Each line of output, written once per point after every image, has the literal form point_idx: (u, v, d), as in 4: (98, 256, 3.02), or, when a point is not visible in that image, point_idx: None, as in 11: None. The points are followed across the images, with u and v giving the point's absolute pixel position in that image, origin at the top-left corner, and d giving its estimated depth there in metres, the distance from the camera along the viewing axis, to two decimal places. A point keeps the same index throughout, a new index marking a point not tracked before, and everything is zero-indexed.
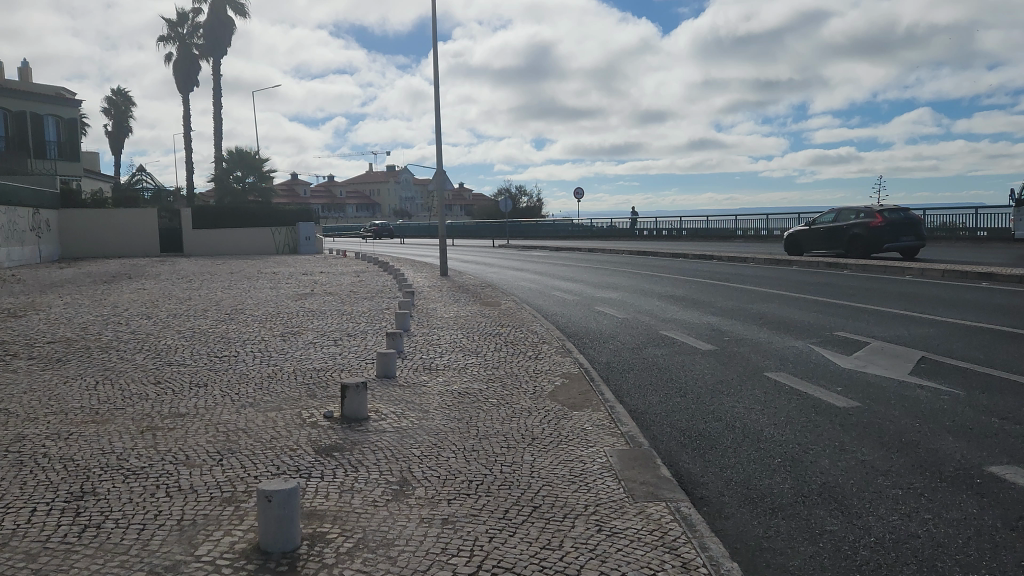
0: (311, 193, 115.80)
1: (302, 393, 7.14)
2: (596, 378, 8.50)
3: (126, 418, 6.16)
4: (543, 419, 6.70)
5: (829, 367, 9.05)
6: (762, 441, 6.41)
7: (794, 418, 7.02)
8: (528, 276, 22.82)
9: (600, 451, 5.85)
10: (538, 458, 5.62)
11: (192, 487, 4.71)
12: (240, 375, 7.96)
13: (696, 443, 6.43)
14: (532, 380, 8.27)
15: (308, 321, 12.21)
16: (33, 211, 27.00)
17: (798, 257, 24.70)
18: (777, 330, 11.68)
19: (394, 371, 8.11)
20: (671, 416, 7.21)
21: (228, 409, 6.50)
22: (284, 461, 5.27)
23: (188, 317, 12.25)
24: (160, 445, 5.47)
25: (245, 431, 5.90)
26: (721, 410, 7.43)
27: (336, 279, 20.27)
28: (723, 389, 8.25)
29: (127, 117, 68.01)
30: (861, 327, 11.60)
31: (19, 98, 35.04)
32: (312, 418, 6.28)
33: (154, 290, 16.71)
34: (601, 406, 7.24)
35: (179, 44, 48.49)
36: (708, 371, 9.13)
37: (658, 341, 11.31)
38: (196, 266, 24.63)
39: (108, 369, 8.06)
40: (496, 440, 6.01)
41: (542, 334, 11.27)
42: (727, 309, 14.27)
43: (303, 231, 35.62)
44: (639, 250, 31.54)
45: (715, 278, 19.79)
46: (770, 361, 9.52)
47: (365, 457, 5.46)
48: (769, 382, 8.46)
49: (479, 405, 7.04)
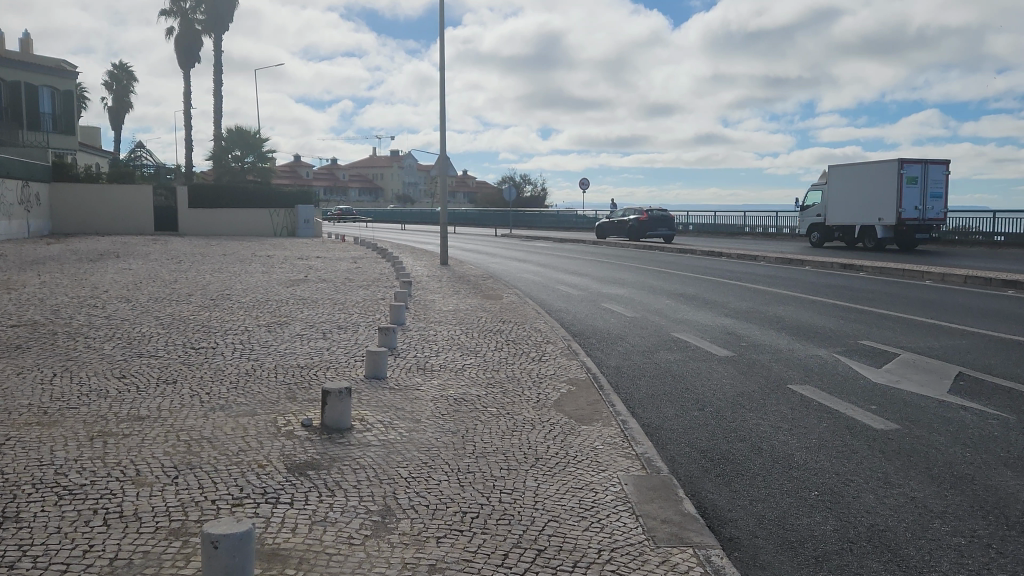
0: (313, 175, 115.02)
1: (280, 396, 6.42)
2: (604, 385, 7.80)
3: (76, 419, 5.43)
4: (548, 435, 5.97)
5: (858, 381, 8.33)
6: (794, 468, 5.69)
7: (827, 440, 6.32)
8: (531, 268, 22.07)
9: (613, 478, 5.13)
10: (543, 484, 4.91)
11: (136, 514, 3.98)
12: (214, 371, 7.24)
13: (720, 467, 5.72)
14: (536, 387, 7.54)
15: (297, 310, 11.49)
16: (23, 184, 26.25)
17: (810, 257, 23.94)
18: (797, 336, 10.95)
19: (384, 372, 7.39)
20: (689, 435, 6.50)
21: (194, 413, 5.77)
22: (250, 481, 4.54)
23: (170, 302, 11.55)
24: (107, 457, 4.73)
25: (208, 442, 5.16)
26: (744, 428, 6.71)
27: (334, 265, 19.55)
28: (745, 403, 7.52)
29: (128, 92, 67.08)
30: (886, 337, 10.88)
31: (14, 69, 34.28)
32: (287, 427, 5.56)
33: (141, 270, 16.02)
34: (613, 420, 6.53)
35: (181, 19, 47.54)
36: (726, 381, 8.41)
37: (670, 345, 10.59)
38: (190, 247, 23.92)
39: (70, 360, 7.32)
40: (496, 460, 5.30)
41: (545, 333, 10.56)
42: (740, 311, 13.55)
43: (302, 213, 34.72)
44: (645, 245, 30.74)
45: (726, 276, 19.04)
46: (794, 372, 8.80)
47: (344, 478, 4.73)
48: (794, 396, 7.74)
49: (477, 415, 6.32)
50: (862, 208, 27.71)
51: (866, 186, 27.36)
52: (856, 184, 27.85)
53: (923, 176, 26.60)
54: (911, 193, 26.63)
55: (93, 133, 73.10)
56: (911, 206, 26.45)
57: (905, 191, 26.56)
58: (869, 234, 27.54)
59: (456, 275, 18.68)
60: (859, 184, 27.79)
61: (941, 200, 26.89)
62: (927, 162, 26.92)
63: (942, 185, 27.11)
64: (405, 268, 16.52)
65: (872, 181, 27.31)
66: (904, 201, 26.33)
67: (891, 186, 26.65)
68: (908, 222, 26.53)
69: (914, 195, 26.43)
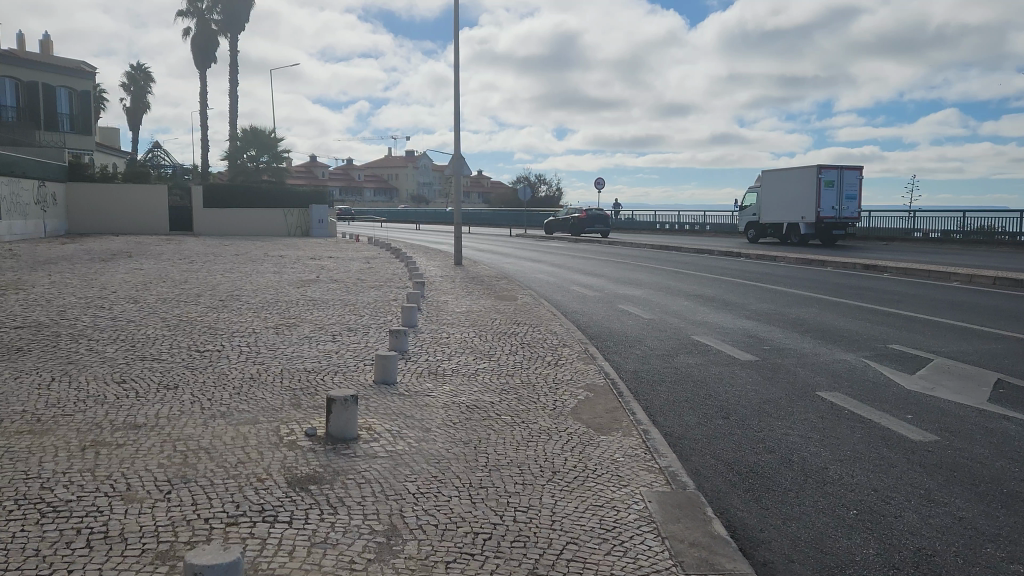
0: (329, 175, 115.35)
1: (285, 402, 6.14)
2: (622, 391, 7.46)
3: (69, 427, 5.17)
4: (566, 446, 5.64)
5: (889, 387, 7.93)
6: (827, 483, 5.33)
7: (862, 452, 5.94)
8: (546, 268, 21.74)
9: (635, 495, 4.78)
10: (560, 501, 4.58)
11: (122, 534, 3.70)
12: (218, 375, 6.98)
13: (748, 482, 5.36)
14: (552, 393, 7.21)
15: (307, 311, 11.22)
16: (38, 184, 26.29)
17: (832, 258, 23.44)
18: (822, 339, 10.54)
19: (394, 377, 7.09)
20: (715, 445, 6.15)
21: (192, 421, 5.50)
22: (247, 497, 4.25)
23: (178, 303, 11.33)
24: (98, 469, 4.46)
25: (205, 453, 4.88)
26: (772, 438, 6.34)
27: (346, 265, 19.33)
28: (771, 411, 7.14)
29: (144, 93, 67.44)
30: (916, 341, 10.44)
31: (31, 69, 34.46)
32: (290, 437, 5.27)
33: (151, 270, 15.86)
34: (633, 430, 6.18)
35: (197, 19, 47.67)
36: (751, 387, 8.03)
37: (690, 348, 10.22)
38: (203, 247, 23.82)
39: (70, 363, 7.09)
40: (511, 474, 4.98)
41: (561, 336, 10.23)
42: (761, 313, 13.14)
43: (317, 213, 34.76)
44: (662, 245, 30.28)
45: (746, 277, 18.60)
46: (821, 377, 8.40)
47: (347, 493, 4.43)
48: (823, 403, 7.36)
49: (489, 424, 6.00)
50: (787, 208, 30.41)
51: (790, 188, 29.96)
52: (784, 185, 30.44)
53: (839, 180, 29.13)
54: (829, 195, 29.26)
55: (111, 134, 73.61)
56: (828, 207, 29.06)
57: (823, 193, 29.22)
58: (795, 232, 30.21)
59: (470, 276, 18.39)
60: (785, 186, 30.41)
61: (856, 201, 29.41)
62: (843, 167, 29.32)
63: (858, 187, 29.63)
64: (418, 268, 16.26)
65: (795, 183, 29.91)
66: (822, 202, 29.00)
67: (811, 189, 29.17)
68: (825, 221, 29.21)
69: (831, 197, 29.05)
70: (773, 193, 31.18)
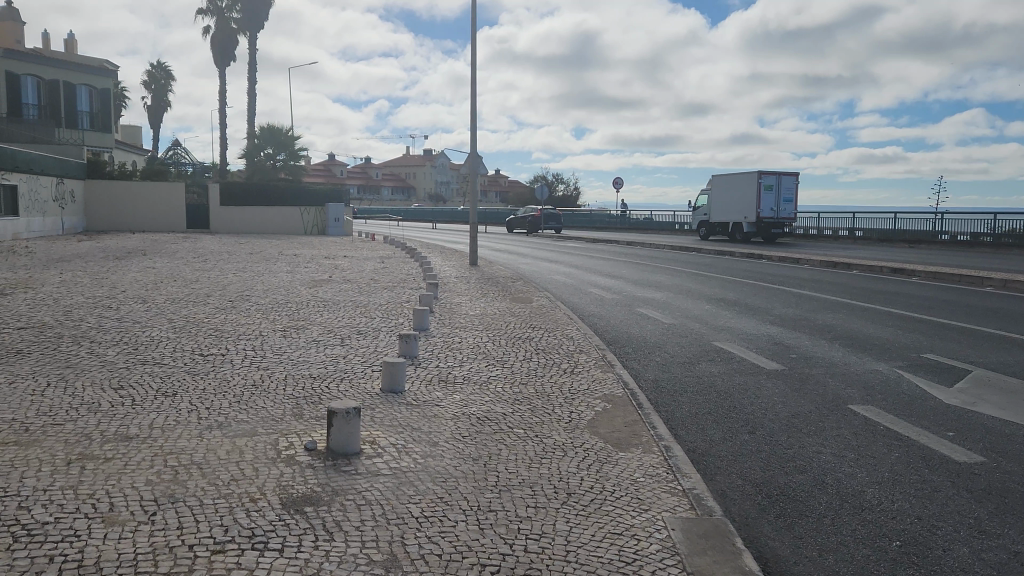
0: (347, 173, 115.75)
1: (286, 412, 5.83)
2: (641, 402, 7.10)
3: (56, 439, 4.88)
4: (582, 464, 5.28)
5: (925, 401, 7.49)
6: (866, 509, 4.92)
7: (901, 473, 5.54)
8: (563, 269, 21.34)
9: (657, 521, 4.41)
10: (575, 528, 4.23)
11: (98, 564, 3.40)
12: (220, 382, 6.69)
13: (780, 506, 4.97)
14: (569, 404, 6.84)
15: (317, 313, 10.94)
16: (57, 181, 26.34)
17: (857, 261, 22.85)
18: (851, 348, 10.09)
19: (402, 385, 6.78)
20: (742, 464, 5.76)
21: (189, 432, 5.21)
22: (237, 521, 3.93)
23: (187, 303, 11.10)
24: (81, 487, 4.17)
25: (199, 469, 4.58)
26: (802, 457, 5.94)
27: (360, 264, 19.10)
28: (801, 426, 6.74)
29: (165, 91, 67.83)
30: (952, 350, 9.96)
31: (53, 67, 34.65)
32: (289, 451, 4.97)
33: (164, 269, 15.71)
34: (655, 446, 5.80)
35: (216, 17, 47.79)
36: (778, 399, 7.63)
37: (712, 355, 9.80)
38: (219, 245, 23.72)
39: (68, 367, 6.83)
40: (522, 496, 4.62)
41: (578, 342, 9.86)
42: (785, 318, 12.69)
43: (332, 212, 34.55)
44: (681, 246, 29.76)
45: (768, 280, 18.09)
46: (852, 389, 7.97)
47: (346, 517, 4.11)
48: (855, 418, 6.94)
49: (501, 438, 5.65)
50: (732, 208, 33.67)
51: (735, 192, 33.34)
52: (730, 188, 33.64)
53: (778, 184, 32.40)
54: (768, 197, 32.41)
55: (133, 132, 74.16)
56: (768, 208, 32.34)
57: (762, 196, 32.40)
58: (739, 230, 33.54)
59: (485, 276, 18.07)
60: (730, 189, 33.62)
61: (793, 204, 32.66)
62: (782, 173, 32.58)
63: (795, 192, 32.90)
64: (432, 268, 15.98)
65: (739, 187, 33.14)
66: (761, 204, 32.22)
67: (753, 192, 32.45)
68: (765, 220, 32.49)
69: (770, 199, 32.31)
70: (720, 194, 34.40)
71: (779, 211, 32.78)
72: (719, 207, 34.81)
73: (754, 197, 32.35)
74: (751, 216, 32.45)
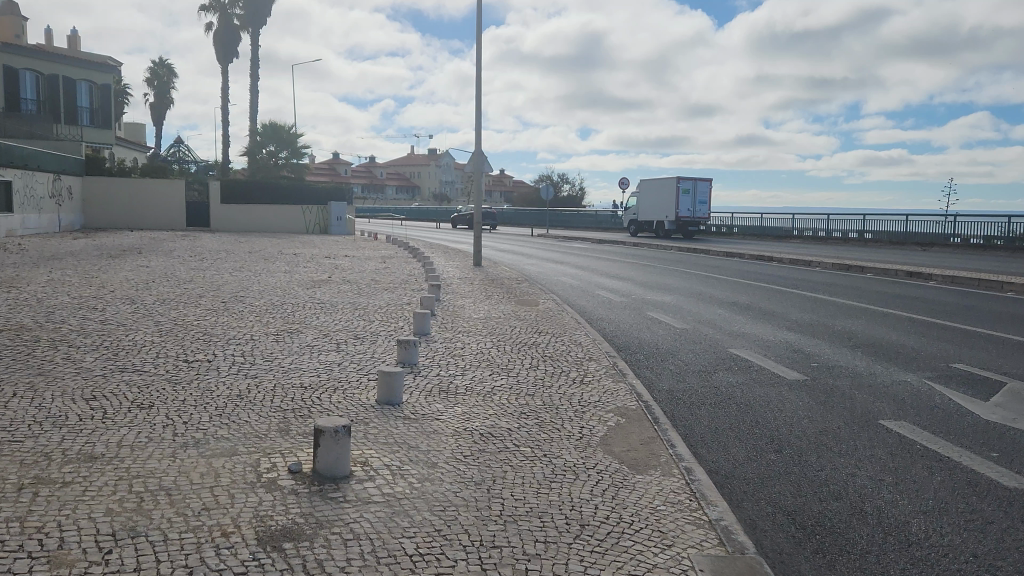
0: (351, 172, 115.56)
1: (272, 429, 5.32)
2: (656, 417, 6.59)
3: (11, 459, 4.38)
4: (597, 490, 4.76)
5: (961, 416, 6.98)
6: (915, 544, 4.40)
7: (947, 501, 5.02)
8: (569, 270, 20.82)
9: (685, 561, 3.88)
10: (593, 569, 3.71)
11: None
12: (202, 392, 6.19)
13: (819, 540, 4.44)
14: (579, 419, 6.33)
15: (313, 315, 10.46)
16: (54, 177, 25.92)
17: (870, 263, 22.29)
18: (874, 357, 9.57)
19: (399, 398, 6.28)
20: (771, 488, 5.24)
21: (160, 451, 4.70)
22: (204, 561, 3.43)
23: (177, 304, 10.63)
24: (28, 519, 3.66)
25: (167, 496, 4.08)
26: (835, 480, 5.43)
27: (361, 264, 18.63)
28: (831, 444, 6.23)
29: (167, 88, 67.50)
30: (982, 360, 9.43)
31: (51, 61, 34.30)
32: (271, 474, 4.47)
33: (157, 267, 15.25)
34: (675, 469, 5.28)
35: (219, 13, 47.35)
36: (802, 412, 7.12)
37: (729, 363, 9.28)
38: (219, 243, 23.26)
39: (38, 375, 6.33)
40: (531, 530, 4.10)
41: (587, 348, 9.36)
42: (801, 324, 12.19)
43: (335, 211, 34.12)
44: (689, 247, 29.23)
45: (781, 284, 17.56)
46: (881, 402, 7.45)
47: (330, 555, 3.60)
48: (888, 435, 6.42)
49: (505, 459, 5.15)
50: (656, 209, 38.72)
51: (658, 194, 38.31)
52: (654, 191, 38.59)
53: (693, 189, 37.54)
54: (685, 200, 37.52)
55: (136, 129, 73.85)
56: (684, 210, 37.55)
57: (681, 198, 37.43)
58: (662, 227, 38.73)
59: (490, 277, 17.59)
60: (655, 191, 38.47)
61: (706, 205, 37.88)
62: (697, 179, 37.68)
63: (709, 195, 38.13)
64: (434, 269, 15.52)
65: (662, 190, 38.02)
66: (679, 206, 37.31)
67: (671, 196, 37.46)
68: (683, 220, 37.64)
69: (687, 202, 37.46)
70: (646, 196, 39.27)
71: (694, 212, 37.94)
72: (646, 207, 39.74)
73: (674, 199, 37.21)
74: (671, 215, 37.40)
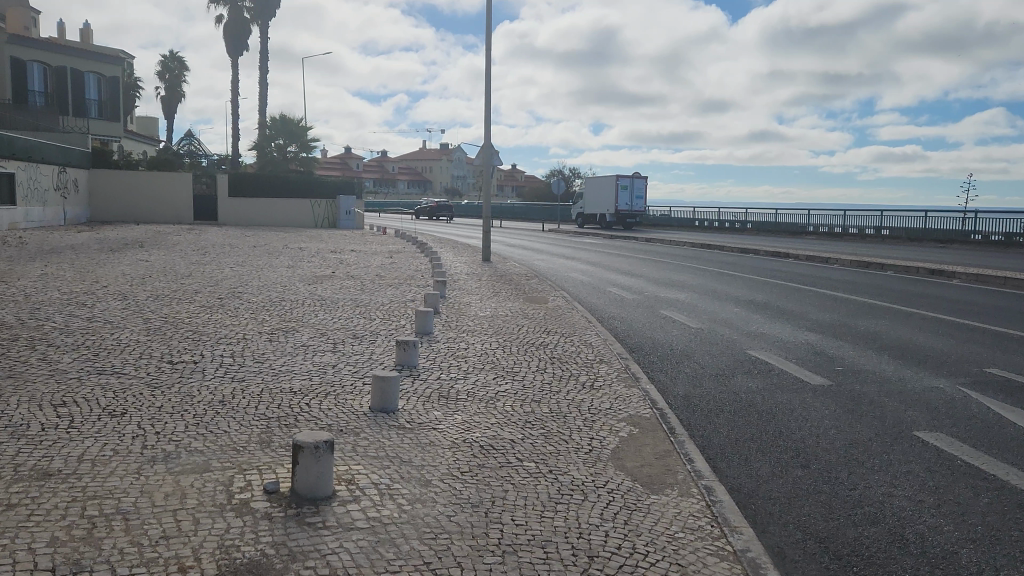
0: (363, 167, 115.56)
1: (252, 441, 4.87)
2: (672, 426, 6.09)
3: None
4: (606, 513, 4.27)
5: (1002, 428, 6.42)
6: None
7: (998, 528, 4.48)
8: (579, 266, 20.31)
9: None
10: None
11: None
12: (184, 397, 5.76)
13: (857, 573, 3.93)
14: (589, 429, 5.85)
15: (312, 313, 9.99)
16: (58, 169, 25.69)
17: (891, 261, 21.58)
18: (903, 360, 8.99)
19: (395, 405, 5.82)
20: (800, 511, 4.72)
21: (124, 468, 4.25)
22: None
23: (171, 300, 10.21)
24: None
25: (123, 521, 3.63)
26: (871, 500, 4.91)
27: (367, 260, 18.23)
28: (863, 458, 5.70)
29: (179, 82, 67.46)
30: (1019, 364, 8.82)
31: (59, 53, 34.15)
32: (243, 495, 4.01)
33: (158, 262, 14.95)
34: (694, 489, 4.77)
35: (229, 6, 47.06)
36: (829, 422, 6.58)
37: (747, 367, 8.76)
38: (223, 237, 22.88)
39: (9, 378, 5.93)
40: (531, 563, 3.62)
41: (598, 350, 8.86)
42: (823, 324, 11.60)
43: (343, 204, 33.74)
44: (704, 243, 28.58)
45: (801, 281, 16.93)
46: (914, 411, 6.91)
47: None
48: (925, 448, 5.89)
49: (505, 477, 4.66)
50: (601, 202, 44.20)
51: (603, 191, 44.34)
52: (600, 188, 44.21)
53: (631, 185, 42.94)
54: (624, 196, 43.12)
55: (149, 124, 73.93)
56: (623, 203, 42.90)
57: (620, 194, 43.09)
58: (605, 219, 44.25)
59: (499, 274, 17.07)
60: (599, 187, 43.95)
61: (642, 201, 43.26)
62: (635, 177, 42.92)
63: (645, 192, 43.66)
64: (441, 264, 15.08)
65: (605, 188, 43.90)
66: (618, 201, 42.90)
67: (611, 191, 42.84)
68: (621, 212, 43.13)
69: (626, 197, 42.98)
70: (592, 190, 44.70)
71: (632, 205, 43.42)
72: (592, 199, 45.17)
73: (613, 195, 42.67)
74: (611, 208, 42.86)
